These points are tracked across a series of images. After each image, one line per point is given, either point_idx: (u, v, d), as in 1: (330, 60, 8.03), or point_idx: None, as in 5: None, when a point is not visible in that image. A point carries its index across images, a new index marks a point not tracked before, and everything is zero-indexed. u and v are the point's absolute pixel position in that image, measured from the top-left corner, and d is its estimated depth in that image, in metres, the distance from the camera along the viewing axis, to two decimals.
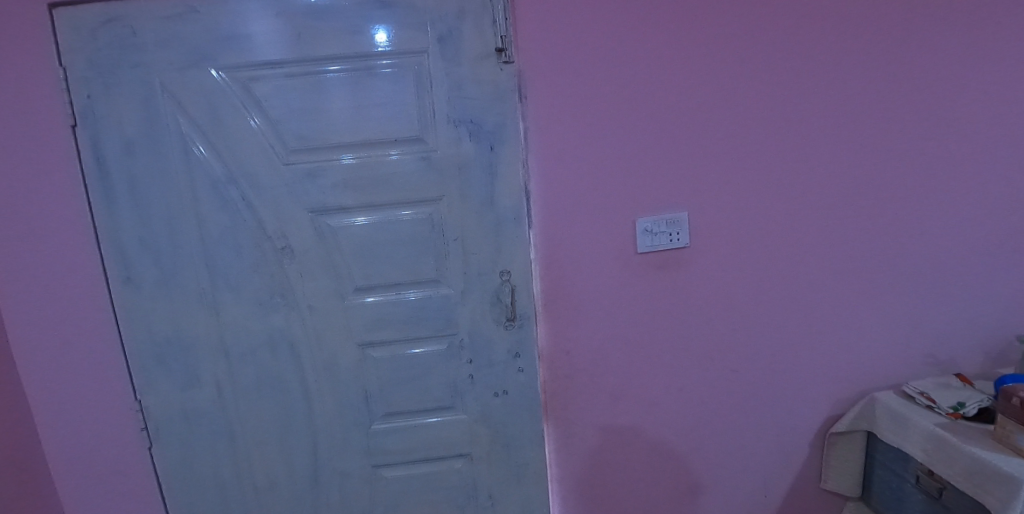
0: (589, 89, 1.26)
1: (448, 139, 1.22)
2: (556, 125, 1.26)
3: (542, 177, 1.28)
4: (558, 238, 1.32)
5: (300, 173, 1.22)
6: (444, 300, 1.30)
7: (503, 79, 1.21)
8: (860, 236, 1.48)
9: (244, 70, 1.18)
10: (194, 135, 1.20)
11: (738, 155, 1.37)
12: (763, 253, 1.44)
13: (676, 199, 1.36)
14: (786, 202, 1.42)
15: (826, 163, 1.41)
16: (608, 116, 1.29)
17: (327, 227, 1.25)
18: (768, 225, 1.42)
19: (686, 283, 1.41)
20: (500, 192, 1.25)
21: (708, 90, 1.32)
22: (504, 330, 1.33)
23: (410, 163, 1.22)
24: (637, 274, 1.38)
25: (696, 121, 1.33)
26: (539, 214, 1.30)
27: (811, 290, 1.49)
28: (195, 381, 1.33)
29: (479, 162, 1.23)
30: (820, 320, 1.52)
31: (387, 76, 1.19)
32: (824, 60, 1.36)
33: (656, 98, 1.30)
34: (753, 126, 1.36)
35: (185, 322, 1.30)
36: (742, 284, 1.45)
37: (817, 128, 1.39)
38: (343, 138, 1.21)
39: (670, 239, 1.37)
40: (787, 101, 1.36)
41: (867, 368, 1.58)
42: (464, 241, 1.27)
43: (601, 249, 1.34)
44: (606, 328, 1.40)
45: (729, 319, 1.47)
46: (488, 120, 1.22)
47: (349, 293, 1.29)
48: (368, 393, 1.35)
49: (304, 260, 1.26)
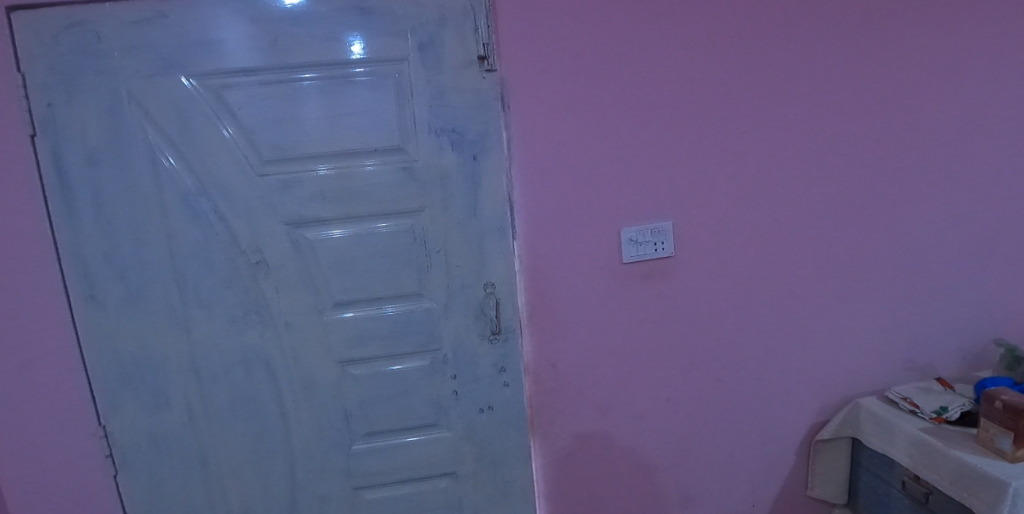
0: (573, 98, 1.25)
1: (429, 149, 1.19)
2: (539, 134, 1.24)
3: (525, 186, 1.26)
4: (543, 249, 1.29)
5: (274, 184, 1.17)
6: (426, 314, 1.25)
7: (486, 87, 1.19)
8: (842, 244, 1.49)
9: (216, 77, 1.13)
10: (163, 145, 1.15)
11: (722, 164, 1.37)
12: (747, 261, 1.44)
13: (661, 208, 1.35)
14: (768, 210, 1.42)
15: (807, 170, 1.42)
16: (592, 124, 1.27)
17: (304, 240, 1.20)
18: (752, 233, 1.43)
19: (672, 293, 1.40)
20: (484, 203, 1.22)
21: (690, 100, 1.32)
22: (489, 344, 1.29)
23: (390, 173, 1.19)
24: (623, 283, 1.36)
25: (679, 131, 1.33)
26: (523, 224, 1.27)
27: (795, 298, 1.50)
28: (165, 402, 1.26)
29: (462, 172, 1.21)
30: (804, 327, 1.53)
31: (365, 84, 1.16)
32: (804, 69, 1.37)
33: (639, 108, 1.30)
34: (735, 134, 1.36)
35: (154, 341, 1.23)
36: (727, 292, 1.45)
37: (798, 136, 1.40)
38: (320, 148, 1.17)
39: (656, 249, 1.36)
40: (768, 110, 1.37)
41: (851, 374, 1.59)
42: (447, 253, 1.23)
43: (587, 260, 1.32)
44: (593, 340, 1.38)
45: (714, 328, 1.46)
46: (471, 129, 1.19)
47: (327, 308, 1.24)
48: (349, 412, 1.30)
49: (279, 275, 1.21)
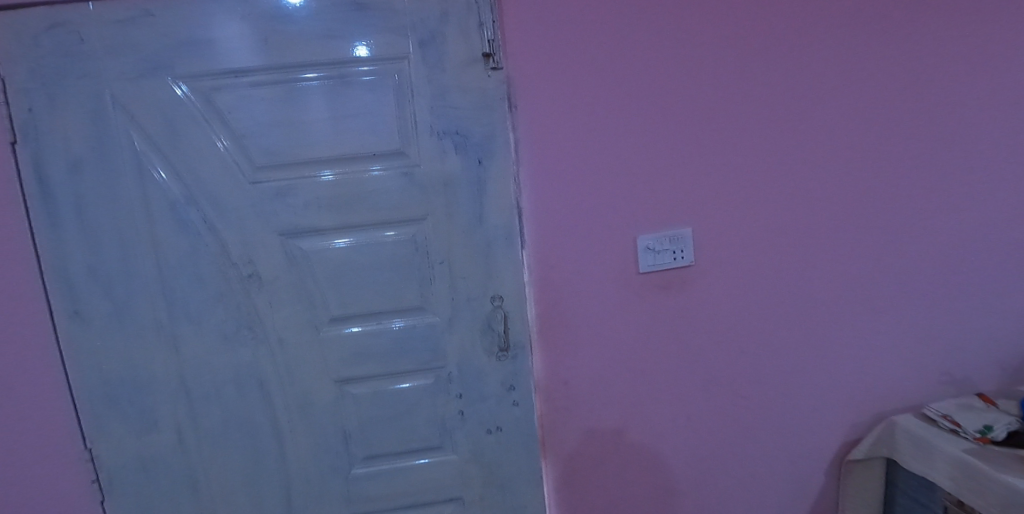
0: (585, 98, 1.17)
1: (432, 153, 1.11)
2: (549, 137, 1.16)
3: (534, 192, 1.17)
4: (553, 258, 1.21)
5: (267, 191, 1.09)
6: (429, 329, 1.17)
7: (492, 87, 1.11)
8: (873, 250, 1.39)
9: (205, 79, 1.07)
10: (150, 151, 1.08)
11: (744, 167, 1.28)
12: (772, 270, 1.35)
13: (680, 214, 1.26)
14: (794, 215, 1.33)
15: (835, 173, 1.33)
16: (605, 125, 1.19)
17: (298, 251, 1.12)
18: (777, 240, 1.33)
19: (691, 304, 1.31)
20: (490, 210, 1.14)
21: (710, 99, 1.24)
22: (497, 360, 1.21)
23: (390, 179, 1.11)
24: (639, 295, 1.27)
25: (699, 132, 1.24)
26: (532, 232, 1.18)
27: (823, 308, 1.40)
28: (154, 424, 1.19)
29: (466, 176, 1.13)
30: (833, 340, 1.43)
31: (363, 85, 1.09)
32: (831, 65, 1.29)
33: (655, 108, 1.21)
34: (758, 134, 1.27)
35: (141, 360, 1.16)
36: (751, 303, 1.35)
37: (826, 136, 1.31)
38: (315, 153, 1.10)
39: (674, 257, 1.27)
40: (793, 108, 1.28)
41: (884, 390, 1.49)
42: (451, 264, 1.15)
43: (600, 270, 1.24)
44: (607, 355, 1.29)
45: (737, 342, 1.37)
46: (476, 132, 1.12)
47: (324, 323, 1.16)
48: (347, 433, 1.22)
49: (273, 288, 1.13)
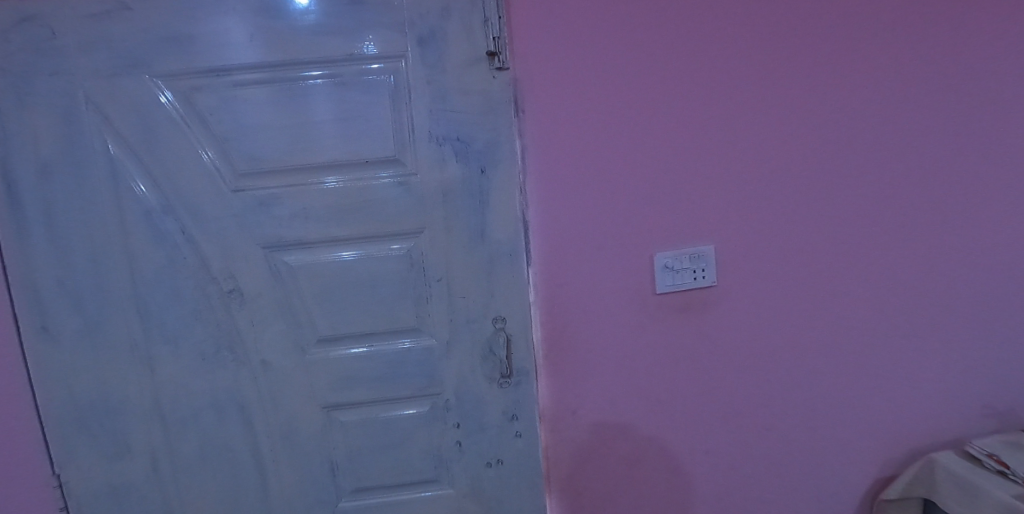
0: (599, 102, 1.07)
1: (430, 161, 1.02)
2: (559, 144, 1.06)
3: (542, 204, 1.07)
4: (562, 278, 1.10)
5: (250, 200, 1.01)
6: (425, 353, 1.07)
7: (496, 89, 1.01)
8: (911, 272, 1.28)
9: (186, 78, 0.98)
10: (126, 155, 1.00)
11: (772, 180, 1.17)
12: (801, 292, 1.24)
13: (701, 230, 1.15)
14: (825, 232, 1.22)
15: (872, 187, 1.22)
16: (620, 132, 1.09)
17: (284, 265, 1.03)
18: (807, 260, 1.22)
19: (712, 328, 1.20)
20: (493, 223, 1.04)
21: (736, 105, 1.13)
22: (498, 388, 1.10)
23: (384, 189, 1.02)
24: (655, 317, 1.16)
25: (723, 141, 1.13)
26: (539, 248, 1.08)
27: (856, 335, 1.28)
28: (127, 450, 1.10)
29: (467, 186, 1.03)
30: (867, 369, 1.31)
31: (357, 85, 0.99)
32: (868, 70, 1.18)
33: (676, 114, 1.11)
34: (788, 145, 1.17)
35: (112, 381, 1.07)
36: (777, 328, 1.24)
37: (862, 147, 1.20)
38: (304, 160, 1.01)
39: (695, 277, 1.16)
40: (827, 117, 1.17)
41: (921, 424, 1.36)
42: (450, 282, 1.05)
43: (613, 290, 1.13)
44: (619, 383, 1.18)
45: (761, 369, 1.26)
46: (479, 138, 1.02)
47: (311, 344, 1.06)
48: (335, 464, 1.12)
49: (255, 306, 1.04)
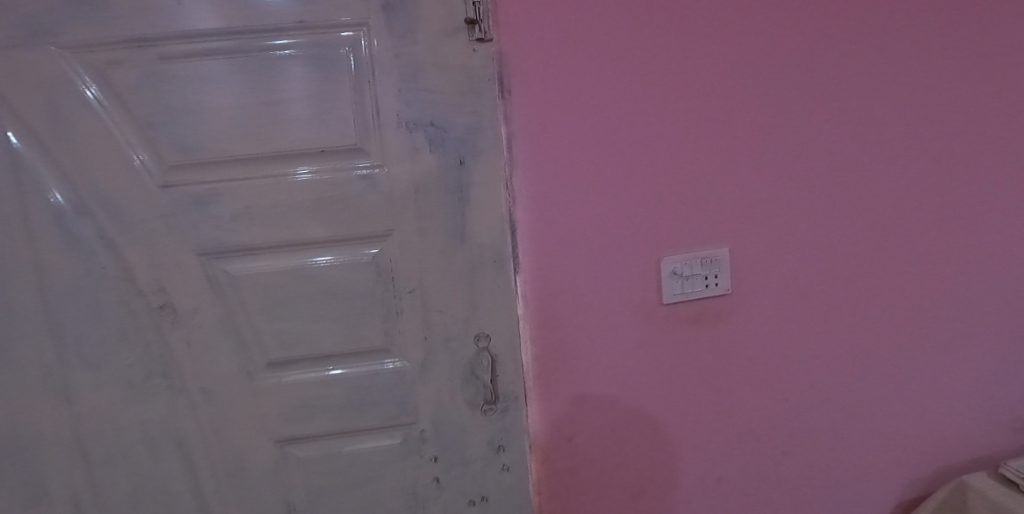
0: (598, 83, 0.91)
1: (399, 151, 0.85)
2: (551, 132, 0.90)
3: (531, 202, 0.91)
4: (556, 287, 0.94)
5: (183, 198, 0.84)
6: (395, 377, 0.91)
7: (478, 65, 0.85)
8: (947, 277, 1.14)
9: (98, 49, 0.80)
10: (27, 144, 0.82)
11: (794, 174, 1.03)
12: (823, 300, 1.10)
13: (714, 231, 1.01)
14: (851, 233, 1.08)
15: (905, 181, 1.08)
16: (623, 119, 0.93)
17: (225, 276, 0.87)
18: (830, 264, 1.08)
19: (724, 341, 1.06)
20: (475, 225, 0.88)
21: (756, 87, 0.98)
22: (482, 415, 0.95)
23: (344, 184, 0.85)
24: (661, 331, 1.02)
25: (740, 129, 0.99)
26: (529, 253, 0.92)
27: (883, 347, 1.15)
28: (44, 495, 0.93)
29: (444, 181, 0.86)
30: (894, 384, 1.17)
31: (310, 59, 0.82)
32: (905, 48, 1.03)
33: (686, 97, 0.95)
34: (812, 134, 1.02)
35: (22, 416, 0.89)
36: (795, 340, 1.10)
37: (895, 137, 1.06)
38: (246, 149, 0.83)
39: (706, 285, 1.01)
40: (857, 102, 1.03)
41: (951, 443, 1.23)
42: (424, 295, 0.88)
43: (614, 300, 0.98)
44: (620, 406, 1.03)
45: (778, 386, 1.12)
46: (458, 124, 0.85)
47: (259, 369, 0.90)
48: (292, 506, 0.96)
49: (192, 325, 0.87)
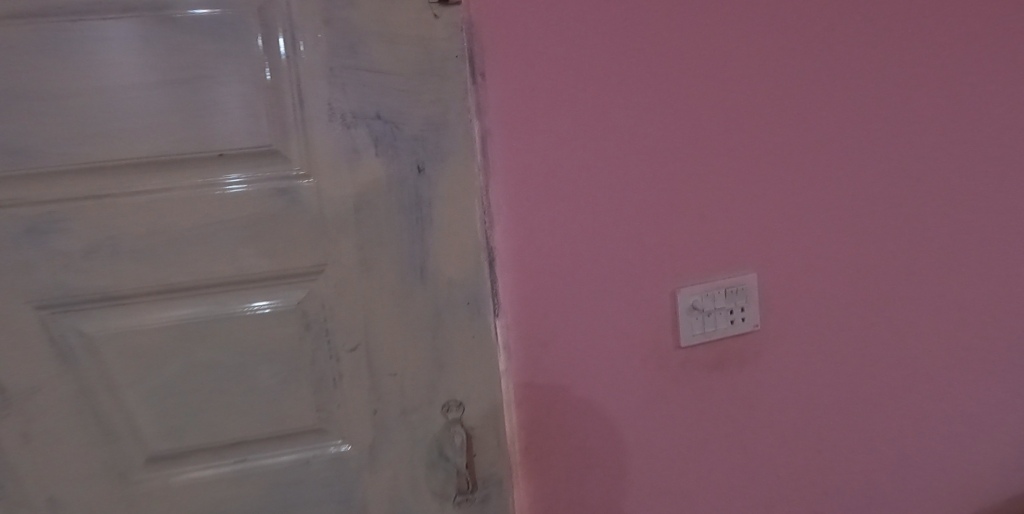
0: (599, 66, 0.68)
1: (332, 154, 0.60)
2: (539, 130, 0.67)
3: (516, 221, 0.67)
4: (548, 333, 0.71)
5: (8, 228, 0.56)
6: (334, 468, 0.66)
7: (440, 36, 0.61)
8: (1003, 301, 0.96)
9: None
10: None
11: (836, 180, 0.83)
12: (871, 334, 0.89)
13: (741, 253, 0.80)
14: (902, 251, 0.88)
15: (958, 188, 0.89)
16: (631, 112, 0.71)
17: (79, 338, 0.60)
18: (878, 289, 0.88)
19: (755, 390, 0.84)
20: (442, 256, 0.64)
21: (792, 73, 0.78)
22: (455, 510, 0.70)
23: (252, 201, 0.60)
24: (679, 381, 0.80)
25: (774, 124, 0.78)
26: (513, 290, 0.69)
27: (936, 387, 0.95)
28: None
29: (397, 195, 0.62)
30: (948, 431, 0.98)
31: (200, 25, 0.57)
32: (958, 28, 0.85)
33: (709, 85, 0.74)
34: (856, 130, 0.83)
35: None
36: (839, 384, 0.89)
37: (948, 134, 0.87)
38: (103, 154, 0.57)
39: (732, 321, 0.80)
40: (906, 91, 0.84)
41: (1007, 494, 1.04)
42: (370, 354, 0.63)
43: (621, 345, 0.76)
44: (632, 479, 0.80)
45: (820, 441, 0.90)
46: (414, 117, 0.61)
47: (136, 467, 0.63)
48: None
49: (29, 411, 0.60)
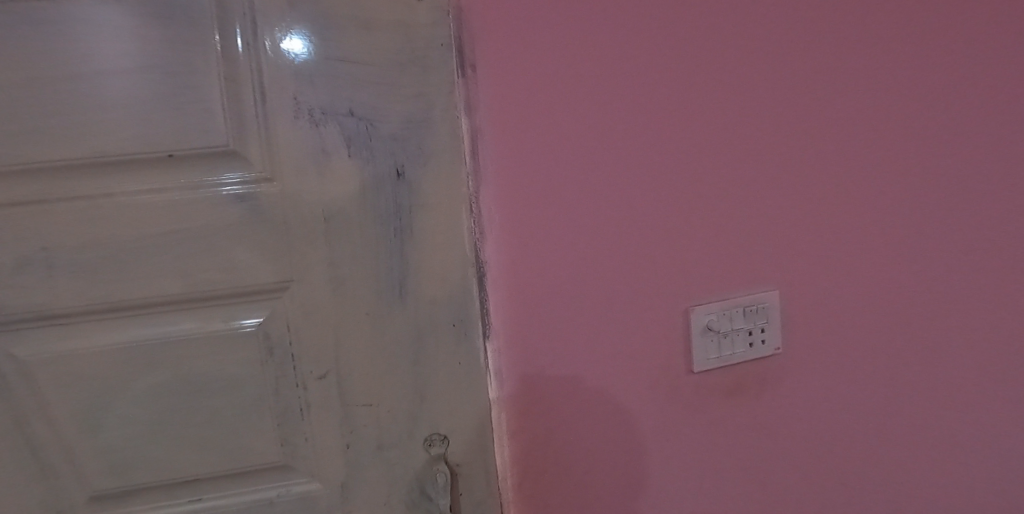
0: (605, 58, 0.61)
1: (298, 156, 0.53)
2: (536, 131, 0.59)
3: (509, 232, 0.60)
4: (545, 357, 0.64)
5: None
6: (301, 509, 0.58)
7: (423, 22, 0.54)
8: None
9: None
10: None
11: (870, 187, 0.74)
12: (907, 359, 0.80)
13: (762, 267, 0.72)
14: (946, 266, 0.79)
15: (1014, 195, 0.79)
16: (641, 110, 0.63)
17: (11, 363, 0.52)
18: (916, 309, 0.79)
19: (775, 419, 0.76)
20: (424, 272, 0.56)
21: (820, 67, 0.69)
22: None
23: (207, 210, 0.52)
24: (692, 410, 0.72)
25: (799, 124, 0.70)
26: (505, 310, 0.61)
27: (986, 419, 0.85)
28: None
29: (372, 203, 0.54)
30: (999, 469, 0.87)
31: (146, 6, 0.49)
32: (1016, 16, 0.75)
33: (728, 80, 0.66)
34: (895, 132, 0.74)
35: None
36: (870, 413, 0.80)
37: (1003, 135, 0.77)
38: (35, 153, 0.50)
39: (750, 343, 0.72)
40: (956, 87, 0.74)
41: None
42: (342, 382, 0.56)
43: (627, 370, 0.68)
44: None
45: (849, 477, 0.81)
46: (392, 114, 0.54)
47: (79, 506, 0.56)
48: None
49: None
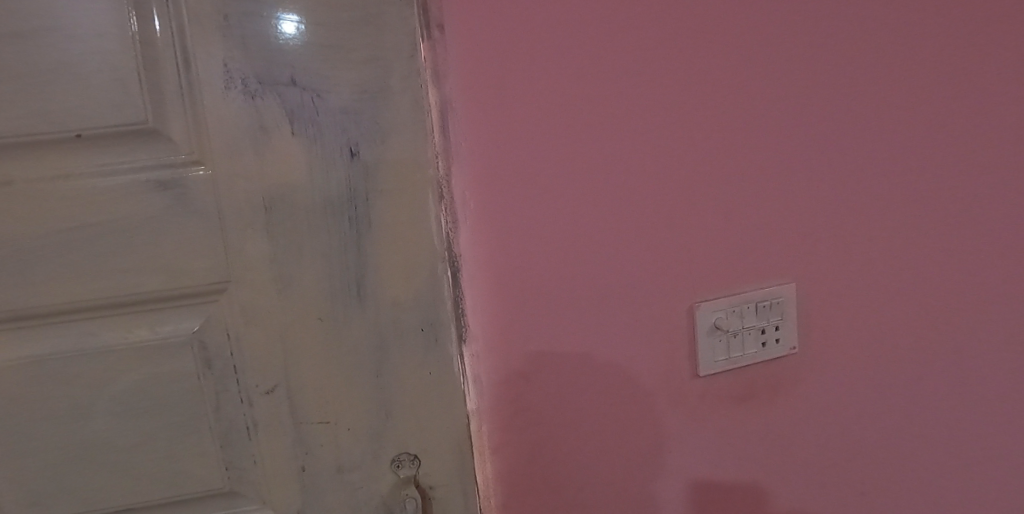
0: (597, 19, 0.52)
1: (230, 135, 0.44)
2: (517, 103, 0.51)
3: (485, 222, 0.52)
4: (530, 363, 0.56)
5: None
6: None
7: None
8: None
9: None
10: None
11: (898, 166, 0.66)
12: (934, 357, 0.72)
13: (776, 258, 0.64)
14: (981, 253, 0.71)
15: None
16: (638, 80, 0.54)
17: None
18: (946, 302, 0.71)
19: (789, 425, 0.69)
20: (386, 269, 0.48)
21: (842, 30, 0.61)
22: None
23: (125, 201, 0.44)
24: (697, 417, 0.64)
25: (819, 96, 0.61)
26: (482, 310, 0.53)
27: (1021, 420, 0.77)
28: None
29: (321, 189, 0.46)
30: None
31: None
32: None
33: (738, 46, 0.57)
34: (927, 104, 0.65)
35: None
36: (893, 415, 0.73)
37: None
38: None
39: (761, 343, 0.65)
40: (995, 52, 0.66)
41: None
42: (293, 396, 0.49)
43: (625, 374, 0.60)
44: None
45: (869, 486, 0.74)
46: (342, 83, 0.45)
47: None
48: None
49: None
